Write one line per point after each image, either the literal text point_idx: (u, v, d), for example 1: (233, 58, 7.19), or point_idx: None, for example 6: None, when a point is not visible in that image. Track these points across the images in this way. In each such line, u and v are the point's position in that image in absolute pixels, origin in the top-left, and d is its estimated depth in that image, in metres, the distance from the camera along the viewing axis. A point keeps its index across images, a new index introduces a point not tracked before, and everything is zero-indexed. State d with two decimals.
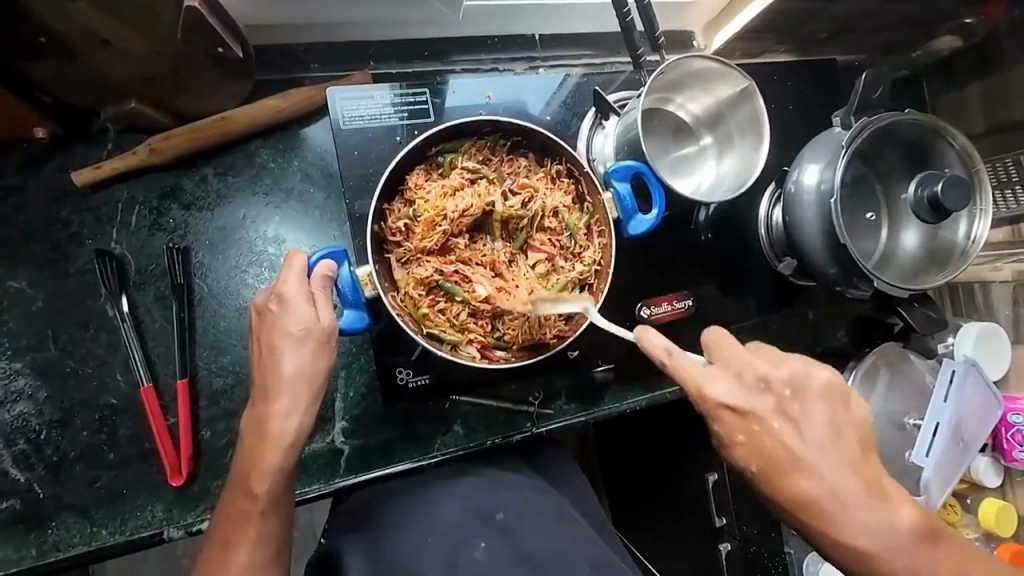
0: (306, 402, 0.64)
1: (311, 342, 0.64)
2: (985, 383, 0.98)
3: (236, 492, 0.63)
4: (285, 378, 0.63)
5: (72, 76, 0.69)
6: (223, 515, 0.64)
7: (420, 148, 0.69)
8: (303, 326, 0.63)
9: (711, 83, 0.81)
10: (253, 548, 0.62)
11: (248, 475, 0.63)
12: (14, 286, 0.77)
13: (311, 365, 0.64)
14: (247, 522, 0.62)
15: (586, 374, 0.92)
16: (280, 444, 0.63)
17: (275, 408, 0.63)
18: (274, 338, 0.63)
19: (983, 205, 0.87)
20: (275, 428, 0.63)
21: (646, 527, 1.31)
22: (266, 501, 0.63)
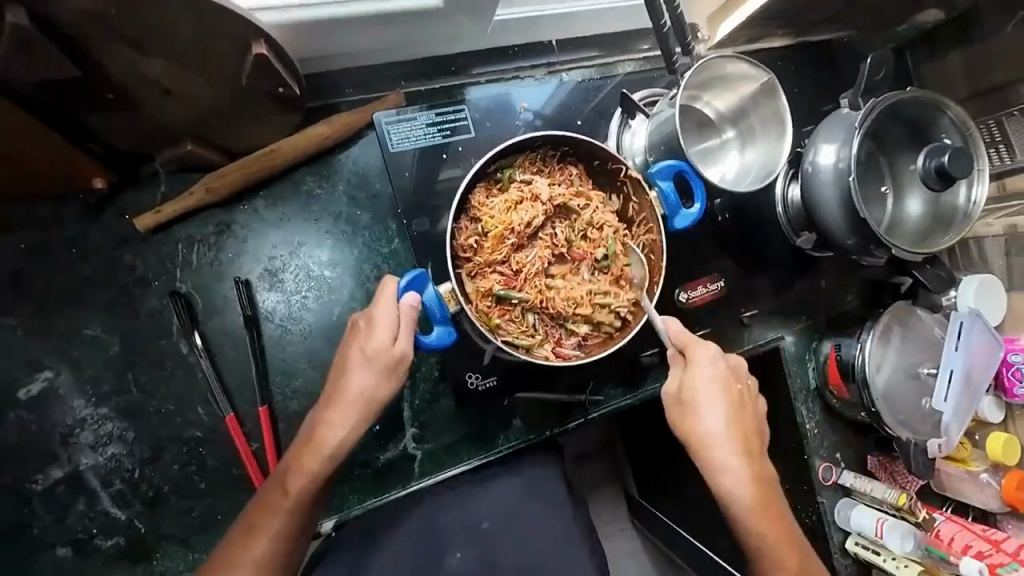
0: (355, 422, 0.68)
1: (381, 364, 0.68)
2: (988, 330, 1.07)
3: (274, 484, 0.69)
4: (347, 394, 0.68)
5: (129, 125, 0.70)
6: (254, 504, 0.68)
7: (482, 167, 0.73)
8: (378, 348, 0.67)
9: (733, 80, 0.87)
10: (271, 542, 0.66)
11: (286, 473, 0.68)
12: (89, 333, 0.80)
13: (374, 386, 0.68)
14: (273, 514, 0.66)
15: (633, 359, 0.99)
16: (319, 454, 0.67)
17: (329, 417, 0.68)
18: (350, 354, 0.69)
19: (981, 167, 0.95)
20: (320, 437, 0.68)
21: (665, 496, 1.39)
22: (294, 500, 0.67)
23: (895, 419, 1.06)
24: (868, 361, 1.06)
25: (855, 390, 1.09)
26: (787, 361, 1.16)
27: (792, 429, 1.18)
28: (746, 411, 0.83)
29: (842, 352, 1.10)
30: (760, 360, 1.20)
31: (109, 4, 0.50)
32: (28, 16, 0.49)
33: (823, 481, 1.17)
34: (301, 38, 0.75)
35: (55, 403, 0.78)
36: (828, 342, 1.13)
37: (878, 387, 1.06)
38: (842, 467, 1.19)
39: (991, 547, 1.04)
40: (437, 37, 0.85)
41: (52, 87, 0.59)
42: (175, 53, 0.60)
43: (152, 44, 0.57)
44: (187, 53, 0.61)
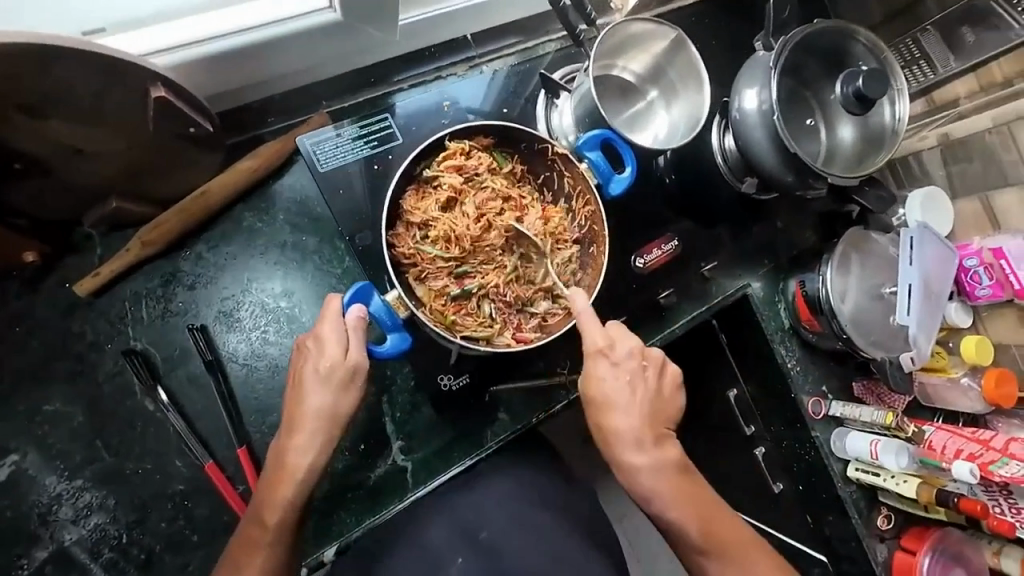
0: (323, 440, 0.68)
1: (336, 378, 0.68)
2: (937, 239, 1.10)
3: (251, 520, 0.67)
4: (308, 415, 0.67)
5: (47, 193, 0.70)
6: (235, 543, 0.66)
7: (408, 170, 0.74)
8: (331, 364, 0.67)
9: (644, 41, 0.88)
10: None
11: (262, 506, 0.66)
12: (50, 408, 0.78)
13: (334, 402, 0.68)
14: (256, 549, 0.65)
15: (603, 332, 1.00)
16: (294, 479, 0.66)
17: (296, 442, 0.67)
18: (302, 375, 0.68)
19: (899, 85, 0.97)
20: (292, 462, 0.67)
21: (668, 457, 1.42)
22: (274, 531, 0.65)
23: (867, 341, 1.08)
24: (831, 290, 1.09)
25: (825, 321, 1.10)
26: (758, 306, 1.17)
27: (774, 370, 1.20)
28: (663, 411, 0.78)
29: (806, 287, 1.13)
30: (732, 311, 1.21)
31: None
32: None
33: (813, 416, 1.17)
34: (207, 77, 0.75)
35: (28, 485, 0.76)
36: (793, 281, 1.16)
37: (845, 314, 1.08)
38: (830, 399, 1.19)
39: (981, 447, 1.03)
40: (347, 51, 0.85)
41: None
42: (71, 112, 0.60)
43: (49, 105, 0.57)
44: (83, 110, 0.60)
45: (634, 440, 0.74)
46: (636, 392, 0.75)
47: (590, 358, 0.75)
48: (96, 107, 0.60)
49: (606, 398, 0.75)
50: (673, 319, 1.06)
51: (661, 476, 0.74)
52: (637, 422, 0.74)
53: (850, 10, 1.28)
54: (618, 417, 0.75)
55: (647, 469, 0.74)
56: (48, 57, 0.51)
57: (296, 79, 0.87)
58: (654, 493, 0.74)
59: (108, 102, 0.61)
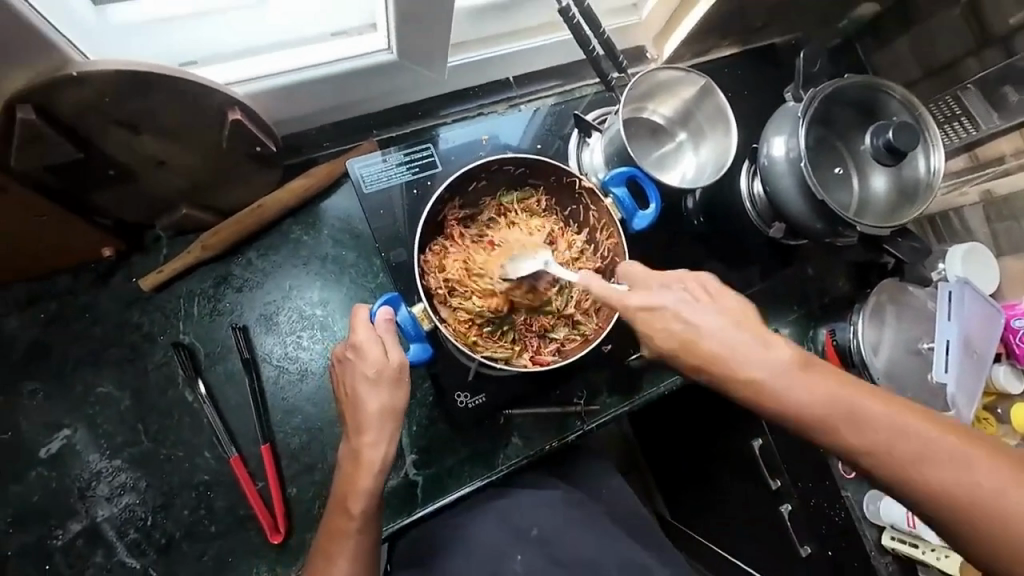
0: (392, 432, 0.70)
1: (386, 379, 0.69)
2: (981, 296, 1.06)
3: (335, 512, 0.69)
4: (372, 415, 0.69)
5: (132, 197, 0.80)
6: (324, 532, 0.69)
7: (444, 197, 0.78)
8: (377, 369, 0.68)
9: (674, 87, 0.92)
10: (350, 564, 0.67)
11: (345, 497, 0.69)
12: (103, 389, 0.85)
13: (391, 399, 0.69)
14: (344, 538, 0.68)
15: (621, 365, 1.02)
16: (371, 469, 0.69)
17: (366, 439, 0.69)
18: (355, 382, 0.70)
19: (933, 139, 0.97)
20: (367, 457, 0.69)
21: (685, 501, 1.45)
22: (360, 519, 0.68)
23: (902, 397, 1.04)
24: (863, 341, 1.07)
25: (857, 373, 1.07)
26: None
27: None
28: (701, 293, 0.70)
29: (837, 336, 1.10)
30: None
31: (102, 93, 0.60)
32: (34, 111, 0.58)
33: (845, 475, 1.15)
34: (276, 103, 0.85)
35: (73, 459, 0.82)
36: (823, 329, 1.13)
37: (878, 366, 1.05)
38: None
39: None
40: (401, 86, 0.94)
41: (62, 170, 0.68)
42: (160, 128, 0.69)
43: (143, 122, 0.67)
44: (170, 127, 0.70)
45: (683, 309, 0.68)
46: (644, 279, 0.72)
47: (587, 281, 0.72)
48: (181, 125, 0.70)
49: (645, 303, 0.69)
50: None
51: (741, 345, 0.66)
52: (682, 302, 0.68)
53: (886, 66, 1.30)
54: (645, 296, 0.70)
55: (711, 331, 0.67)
56: (150, 82, 0.61)
57: (353, 109, 0.97)
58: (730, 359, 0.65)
59: (193, 120, 0.70)
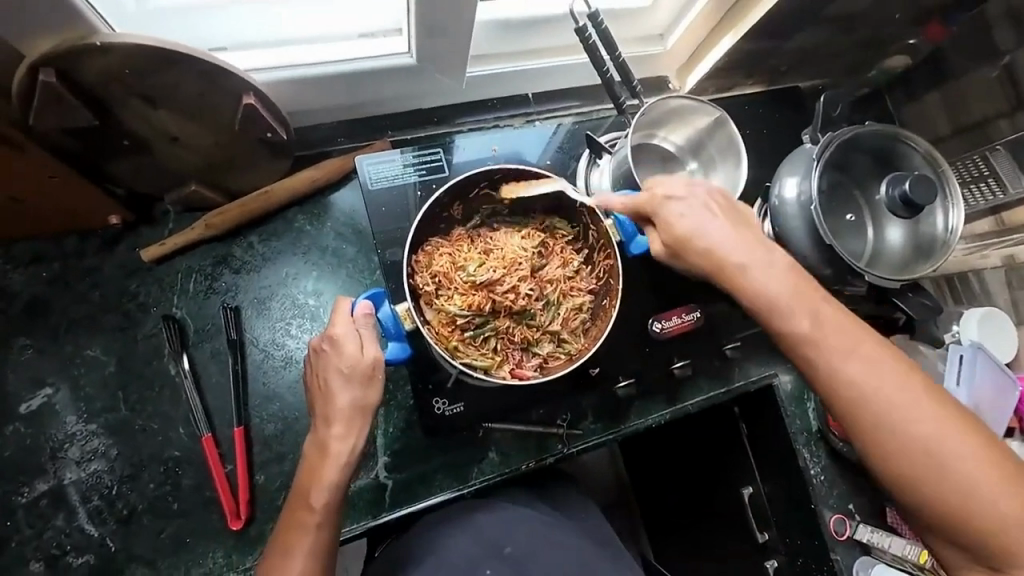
0: (361, 427, 0.69)
1: (358, 375, 0.68)
2: (994, 363, 1.01)
3: (297, 503, 0.67)
4: (341, 409, 0.67)
5: (144, 169, 0.82)
6: (283, 523, 0.67)
7: (443, 201, 0.78)
8: (350, 364, 0.67)
9: (688, 116, 0.92)
10: (305, 559, 0.64)
11: (308, 488, 0.67)
12: (90, 353, 0.86)
13: (364, 396, 0.68)
14: (304, 531, 0.65)
15: (609, 391, 0.99)
16: (338, 463, 0.67)
17: (335, 431, 0.68)
18: (328, 377, 0.68)
19: (953, 196, 0.94)
20: (334, 449, 0.68)
21: (674, 541, 1.44)
22: (322, 512, 0.66)
23: None
24: None
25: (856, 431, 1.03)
26: (785, 403, 1.11)
27: (794, 476, 1.10)
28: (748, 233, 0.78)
29: None
30: (756, 400, 1.15)
31: (124, 65, 0.63)
32: (56, 74, 0.61)
33: (836, 535, 1.05)
34: (294, 93, 0.87)
35: (50, 419, 0.83)
36: None
37: None
38: (856, 519, 1.06)
39: None
40: (419, 90, 0.96)
41: (79, 135, 0.70)
42: (178, 105, 0.71)
43: (161, 98, 0.69)
44: (187, 105, 0.72)
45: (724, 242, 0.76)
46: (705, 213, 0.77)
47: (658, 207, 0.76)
48: (197, 103, 0.72)
49: (690, 232, 0.75)
50: (687, 396, 1.02)
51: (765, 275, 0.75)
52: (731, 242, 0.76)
53: (915, 120, 1.28)
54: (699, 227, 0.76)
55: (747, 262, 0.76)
56: (168, 59, 0.63)
57: (372, 108, 0.99)
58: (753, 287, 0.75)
59: (209, 101, 0.72)
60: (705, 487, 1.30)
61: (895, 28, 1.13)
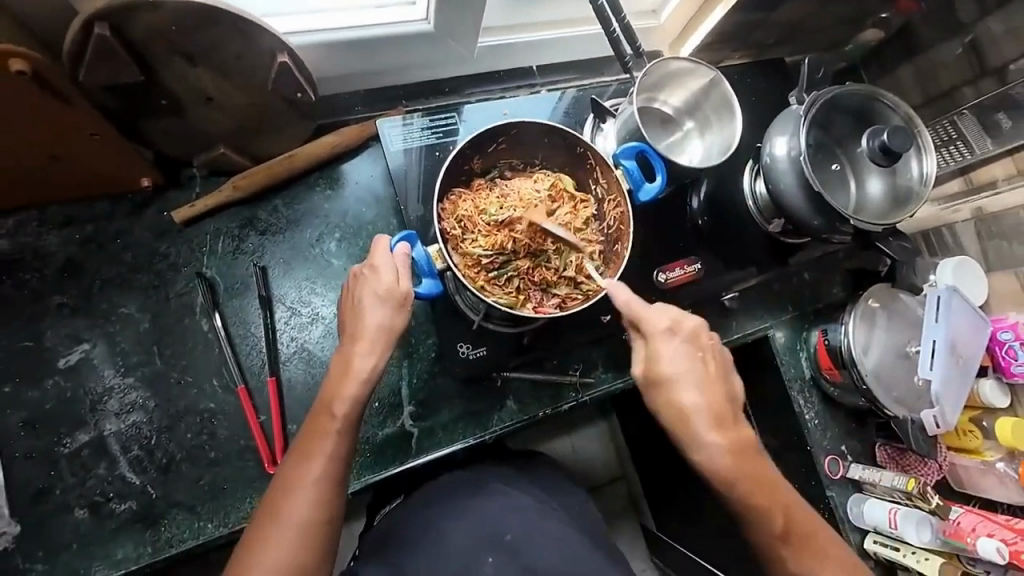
0: (384, 349, 0.73)
1: (390, 300, 0.72)
2: (969, 305, 1.10)
3: (318, 412, 0.73)
4: (369, 328, 0.72)
5: (177, 131, 0.85)
6: (307, 428, 0.73)
7: (466, 153, 0.83)
8: (385, 288, 0.72)
9: (684, 78, 0.99)
10: (326, 461, 0.71)
11: (331, 398, 0.72)
12: (124, 311, 0.89)
13: (389, 318, 0.73)
14: (324, 437, 0.71)
15: (617, 341, 1.06)
16: (358, 377, 0.72)
17: (360, 347, 0.73)
18: (361, 298, 0.73)
19: (925, 148, 1.04)
20: (355, 364, 0.72)
21: (676, 505, 1.49)
22: (342, 421, 0.72)
23: (888, 396, 1.08)
24: (855, 343, 1.11)
25: (847, 372, 1.11)
26: (780, 353, 1.19)
27: (790, 418, 1.19)
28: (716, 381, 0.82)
29: (830, 337, 1.14)
30: (753, 354, 1.24)
31: (172, 21, 0.67)
32: (110, 28, 0.65)
33: (831, 475, 1.15)
34: (318, 61, 0.91)
35: (89, 373, 0.86)
36: (816, 330, 1.18)
37: (868, 366, 1.09)
38: (849, 460, 1.17)
39: (1016, 534, 1.01)
40: (433, 59, 1.01)
41: (121, 93, 0.74)
42: (215, 63, 0.76)
43: (202, 55, 0.73)
44: (224, 63, 0.76)
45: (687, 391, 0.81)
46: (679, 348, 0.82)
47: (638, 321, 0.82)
48: (234, 61, 0.76)
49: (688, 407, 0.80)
50: None
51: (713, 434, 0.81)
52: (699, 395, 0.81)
53: (889, 91, 1.38)
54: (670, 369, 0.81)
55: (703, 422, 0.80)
56: (215, 18, 0.68)
57: (387, 77, 1.03)
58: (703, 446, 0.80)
59: (244, 59, 0.77)
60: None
61: (871, 3, 1.22)
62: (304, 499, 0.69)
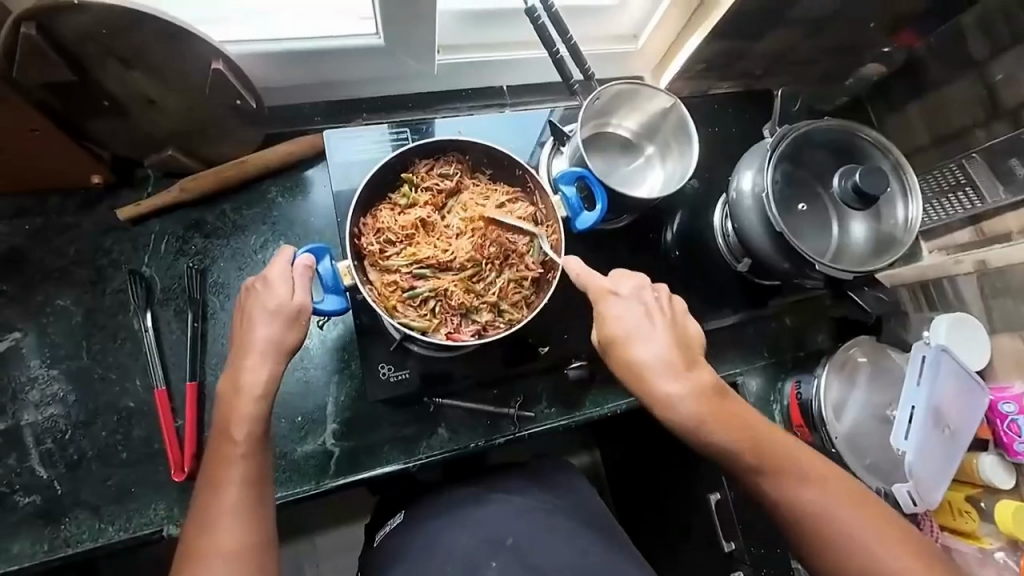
0: (275, 364, 0.71)
1: (282, 315, 0.71)
2: (959, 368, 0.99)
3: (219, 439, 0.70)
4: (257, 344, 0.70)
5: (124, 132, 0.87)
6: (211, 460, 0.69)
7: (393, 166, 0.80)
8: (277, 303, 0.71)
9: (640, 103, 0.94)
10: (238, 487, 0.67)
11: (229, 422, 0.69)
12: (60, 303, 0.91)
13: (280, 333, 0.71)
14: (230, 465, 0.67)
15: (561, 375, 1.00)
16: (251, 394, 0.69)
17: (247, 364, 0.70)
18: (253, 312, 0.72)
19: (912, 191, 0.95)
20: (247, 380, 0.70)
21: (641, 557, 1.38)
22: (246, 443, 0.68)
23: (860, 463, 0.98)
24: (827, 401, 1.00)
25: (819, 434, 1.00)
26: (751, 402, 1.08)
27: None
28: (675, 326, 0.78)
29: (802, 390, 1.03)
30: None
31: (100, 25, 0.69)
32: (37, 28, 0.66)
33: None
34: (269, 70, 0.92)
35: (16, 361, 0.87)
36: (790, 380, 1.07)
37: (840, 431, 0.99)
38: None
39: None
40: (392, 75, 1.01)
41: (60, 92, 0.76)
42: (149, 66, 0.77)
43: (137, 59, 0.75)
44: (159, 67, 0.77)
45: (644, 340, 0.75)
46: (647, 319, 0.76)
47: (600, 299, 0.77)
48: (171, 66, 0.77)
49: (645, 358, 0.75)
50: None
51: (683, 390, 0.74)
52: (661, 345, 0.75)
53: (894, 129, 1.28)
54: (642, 347, 0.75)
55: (676, 385, 0.74)
56: (137, 22, 0.69)
57: (348, 90, 1.03)
58: (683, 414, 0.74)
59: (181, 64, 0.78)
60: (675, 501, 1.17)
61: (868, 36, 1.14)
62: (228, 526, 0.65)
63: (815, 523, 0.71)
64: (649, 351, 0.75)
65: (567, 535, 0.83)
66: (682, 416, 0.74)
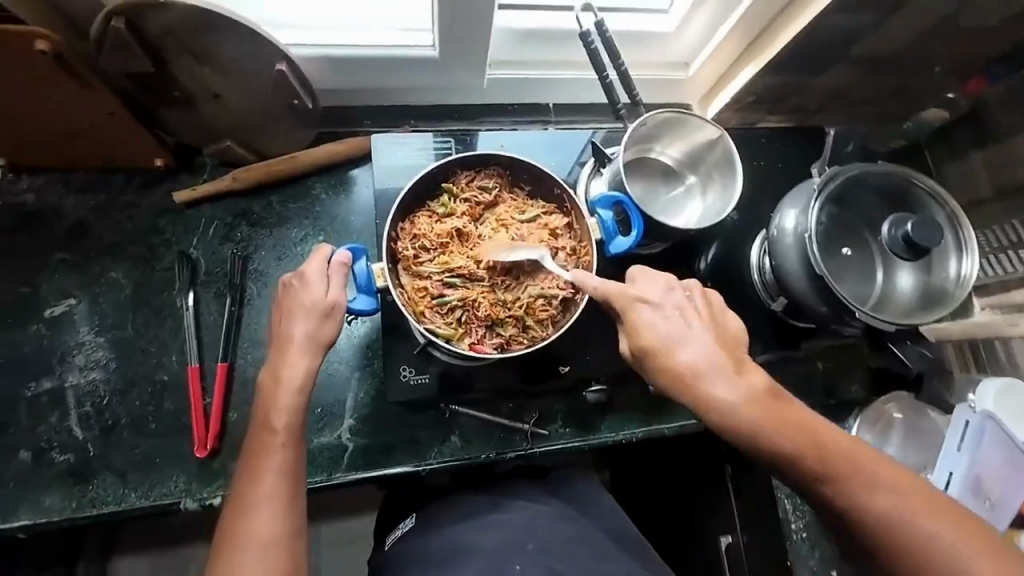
0: (314, 359, 0.73)
1: (316, 312, 0.73)
2: (1007, 437, 0.93)
3: (258, 429, 0.72)
4: (297, 339, 0.73)
5: (189, 122, 0.93)
6: (250, 449, 0.71)
7: (436, 176, 0.82)
8: (314, 299, 0.73)
9: (686, 132, 0.93)
10: (275, 477, 0.68)
11: (268, 412, 0.71)
12: (113, 276, 0.96)
13: (316, 329, 0.73)
14: (269, 454, 0.69)
15: (579, 395, 0.99)
16: (291, 386, 0.72)
17: (290, 358, 0.73)
18: (291, 306, 0.74)
19: (967, 245, 0.90)
20: (287, 373, 0.72)
21: None
22: (284, 434, 0.71)
23: None
24: None
25: None
26: None
27: None
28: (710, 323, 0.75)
29: None
30: None
31: (179, 23, 0.73)
32: (125, 23, 0.72)
33: None
34: (327, 74, 0.97)
35: (68, 326, 0.93)
36: None
37: None
38: None
39: None
40: (442, 85, 1.04)
41: (138, 81, 0.81)
42: (218, 63, 0.81)
43: (208, 56, 0.80)
44: (227, 64, 0.82)
45: (679, 341, 0.72)
46: (682, 320, 0.74)
47: (629, 308, 0.75)
48: (237, 64, 0.82)
49: (687, 358, 0.71)
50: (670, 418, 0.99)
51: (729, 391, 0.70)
52: (703, 345, 0.72)
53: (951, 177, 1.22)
54: (683, 351, 0.72)
55: (721, 389, 0.70)
56: (211, 23, 0.74)
57: (398, 96, 1.07)
58: (728, 423, 0.69)
59: (248, 63, 0.82)
60: (683, 539, 1.12)
61: (931, 80, 1.10)
62: (266, 514, 0.66)
63: (898, 537, 0.63)
64: (688, 351, 0.72)
65: (583, 545, 0.83)
66: (728, 427, 0.69)
